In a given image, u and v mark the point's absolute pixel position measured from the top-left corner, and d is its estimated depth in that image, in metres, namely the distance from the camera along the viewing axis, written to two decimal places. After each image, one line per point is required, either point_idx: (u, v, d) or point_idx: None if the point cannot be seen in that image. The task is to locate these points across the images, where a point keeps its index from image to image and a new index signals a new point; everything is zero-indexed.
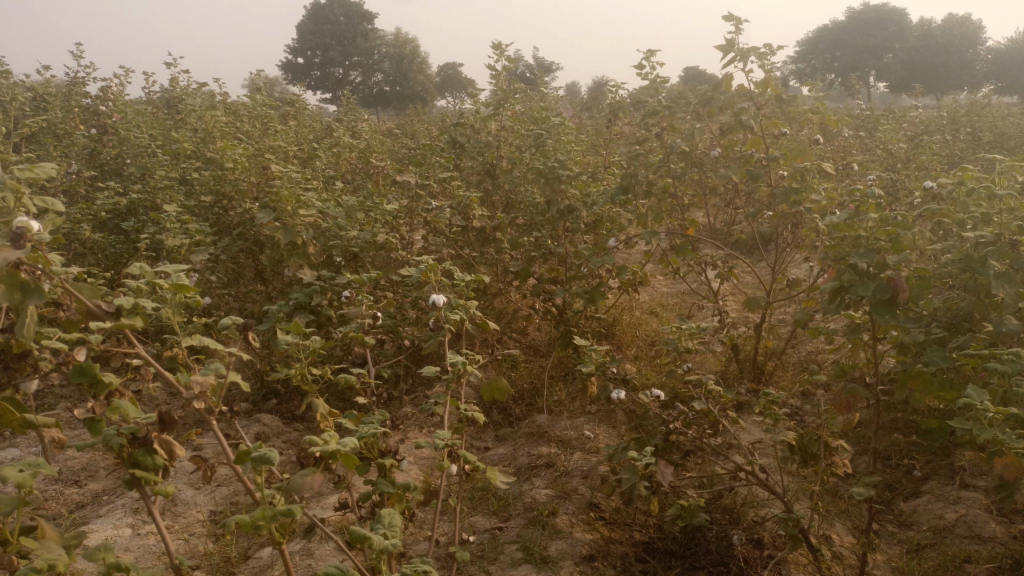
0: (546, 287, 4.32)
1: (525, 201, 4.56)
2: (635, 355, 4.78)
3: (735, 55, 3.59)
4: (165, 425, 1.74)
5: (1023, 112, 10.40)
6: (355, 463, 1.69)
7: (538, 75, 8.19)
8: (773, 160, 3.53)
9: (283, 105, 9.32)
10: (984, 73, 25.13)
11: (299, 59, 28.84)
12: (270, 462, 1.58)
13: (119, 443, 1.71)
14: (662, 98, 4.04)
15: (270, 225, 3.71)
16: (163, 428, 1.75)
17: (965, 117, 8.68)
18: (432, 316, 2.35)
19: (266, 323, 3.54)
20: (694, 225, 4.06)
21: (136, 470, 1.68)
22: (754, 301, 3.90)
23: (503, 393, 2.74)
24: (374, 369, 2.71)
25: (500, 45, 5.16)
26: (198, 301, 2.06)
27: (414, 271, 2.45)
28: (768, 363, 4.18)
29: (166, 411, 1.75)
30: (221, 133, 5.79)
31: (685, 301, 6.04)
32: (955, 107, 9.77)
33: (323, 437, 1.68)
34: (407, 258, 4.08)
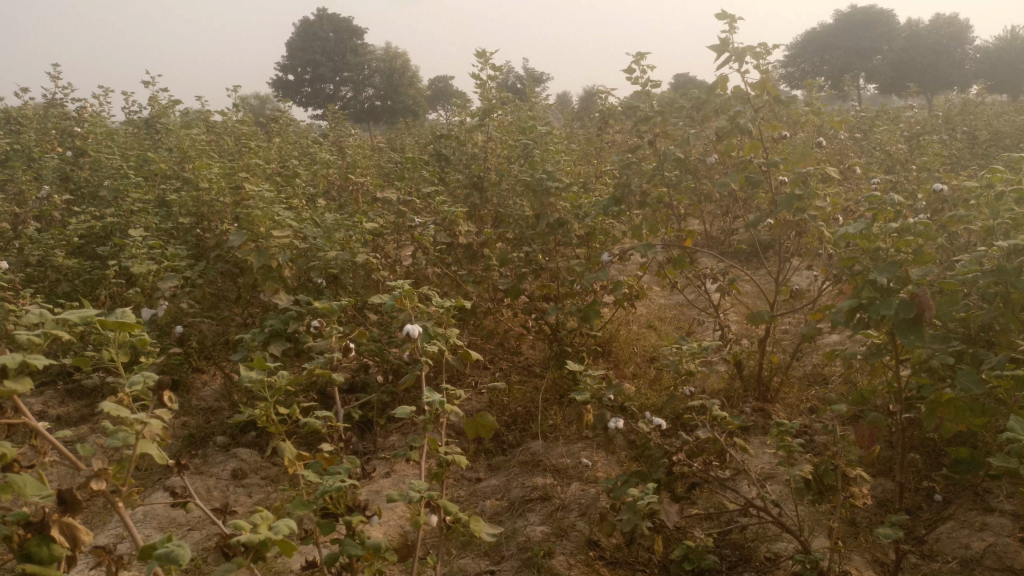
0: (537, 305, 4.11)
1: (513, 215, 4.36)
2: (633, 373, 4.58)
3: (729, 55, 3.40)
4: (67, 507, 1.66)
5: (1018, 111, 10.27)
6: (293, 550, 1.58)
7: (525, 85, 8.00)
8: (774, 165, 3.33)
9: (268, 122, 9.13)
10: (974, 73, 25.11)
11: (289, 76, 28.72)
12: (178, 561, 1.46)
13: (11, 529, 1.57)
14: (654, 103, 3.84)
15: (243, 248, 3.50)
16: (64, 510, 1.66)
17: (962, 117, 8.54)
18: (405, 347, 2.13)
19: (241, 353, 3.33)
20: (691, 236, 3.86)
21: (32, 561, 1.56)
22: (758, 316, 3.67)
23: (489, 431, 2.53)
24: (342, 412, 2.48)
25: (484, 53, 4.97)
26: (144, 339, 1.99)
27: (387, 298, 2.24)
28: (773, 379, 3.98)
29: (67, 492, 1.66)
30: (199, 152, 5.58)
31: (683, 314, 5.84)
32: (950, 107, 9.63)
33: (250, 523, 1.54)
34: (390, 278, 3.88)
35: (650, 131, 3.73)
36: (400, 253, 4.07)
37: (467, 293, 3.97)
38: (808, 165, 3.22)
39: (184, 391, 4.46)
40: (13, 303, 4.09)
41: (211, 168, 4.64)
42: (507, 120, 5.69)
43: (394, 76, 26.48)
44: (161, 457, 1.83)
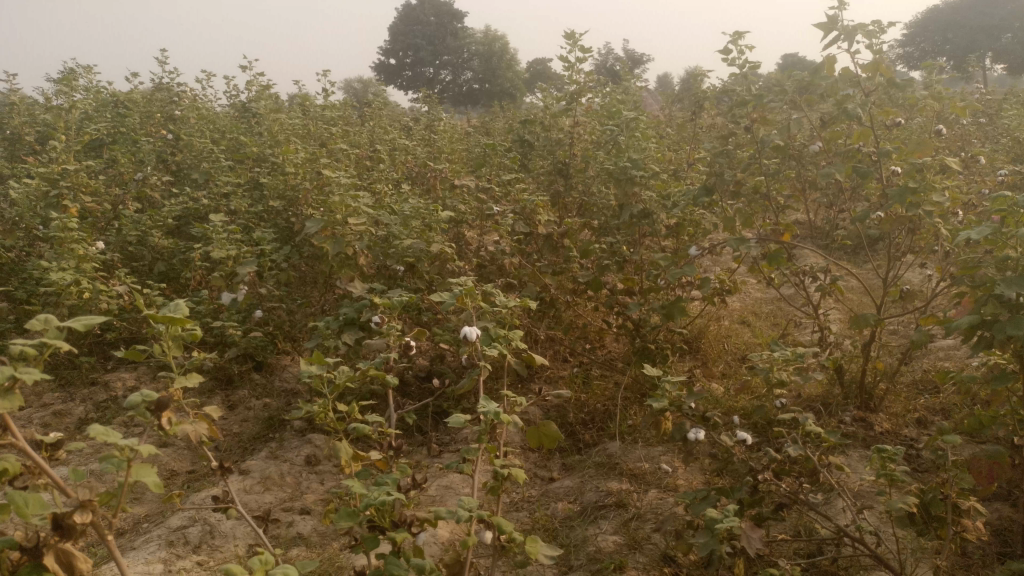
0: (620, 299, 3.93)
1: (598, 204, 4.18)
2: (722, 374, 4.34)
3: (837, 33, 3.10)
4: (64, 533, 1.65)
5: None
6: None
7: (619, 67, 7.74)
8: (885, 155, 3.02)
9: (362, 107, 9.21)
10: None
11: (389, 60, 29.16)
12: None
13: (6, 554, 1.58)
14: (752, 87, 3.57)
15: (319, 235, 3.45)
16: (61, 536, 1.65)
17: None
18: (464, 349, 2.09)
19: (314, 341, 3.30)
20: (789, 229, 3.57)
21: None
22: (862, 318, 3.36)
23: (552, 440, 2.48)
24: (397, 414, 2.48)
25: (573, 34, 4.77)
26: (197, 333, 2.03)
27: (448, 295, 2.25)
28: (877, 387, 3.66)
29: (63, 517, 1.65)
30: (289, 136, 5.63)
31: (778, 310, 5.51)
32: None
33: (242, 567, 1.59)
34: (467, 268, 3.77)
35: (747, 115, 3.46)
36: (478, 242, 3.95)
37: (546, 286, 3.82)
38: (926, 156, 2.94)
39: (266, 374, 4.51)
40: (105, 285, 4.21)
41: (296, 152, 4.65)
42: (596, 104, 5.48)
43: (492, 59, 26.45)
44: (159, 487, 1.86)
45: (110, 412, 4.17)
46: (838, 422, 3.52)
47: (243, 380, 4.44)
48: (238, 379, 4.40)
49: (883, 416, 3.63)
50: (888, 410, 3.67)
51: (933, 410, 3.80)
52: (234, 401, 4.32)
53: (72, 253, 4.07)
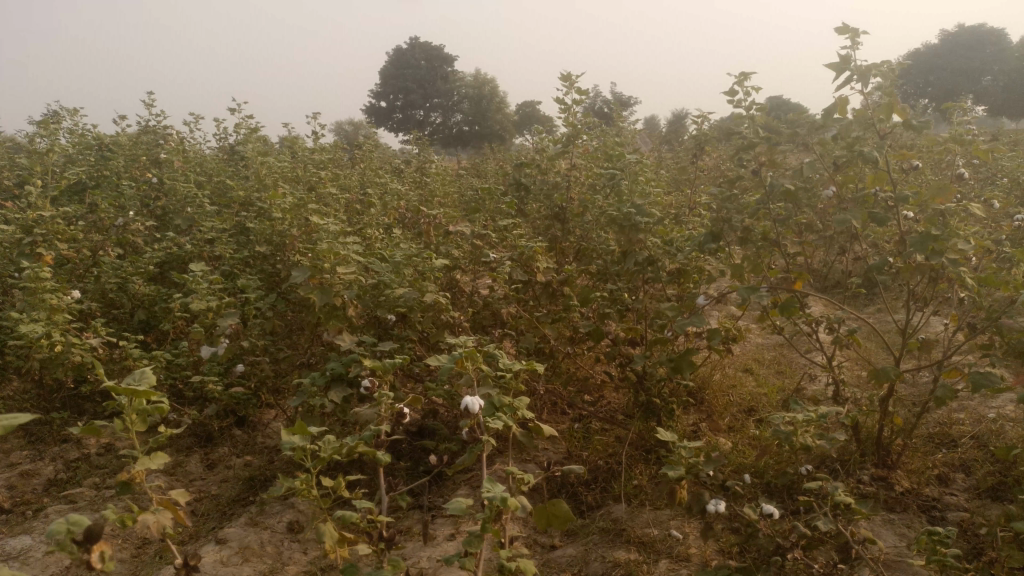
0: (622, 350, 3.74)
1: (598, 250, 4.01)
2: (728, 428, 4.15)
3: (850, 74, 2.97)
4: None
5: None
6: None
7: (612, 109, 7.67)
8: (904, 201, 2.87)
9: (351, 149, 9.10)
10: None
11: (380, 102, 29.29)
12: None
13: None
14: (759, 129, 3.43)
15: (306, 285, 3.25)
16: None
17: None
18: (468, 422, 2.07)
19: (299, 399, 3.08)
20: (800, 277, 3.41)
21: None
22: (881, 372, 3.17)
23: (563, 521, 2.30)
24: (386, 492, 2.34)
25: (569, 75, 4.66)
26: (162, 407, 1.92)
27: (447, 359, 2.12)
28: (895, 444, 3.47)
29: None
30: (277, 180, 5.47)
31: (781, 357, 5.34)
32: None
33: None
34: (463, 318, 3.58)
35: (755, 158, 3.31)
36: (473, 290, 3.76)
37: (546, 337, 3.62)
38: (948, 202, 2.80)
39: (249, 429, 4.28)
40: (78, 337, 3.98)
41: (284, 196, 4.47)
42: (592, 146, 5.36)
43: (483, 102, 26.61)
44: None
45: (81, 473, 3.91)
46: (857, 482, 3.32)
47: (224, 436, 4.20)
48: (219, 435, 4.17)
49: (902, 474, 3.43)
50: (907, 468, 3.48)
51: (953, 466, 3.61)
52: (213, 459, 4.08)
53: (44, 304, 3.85)
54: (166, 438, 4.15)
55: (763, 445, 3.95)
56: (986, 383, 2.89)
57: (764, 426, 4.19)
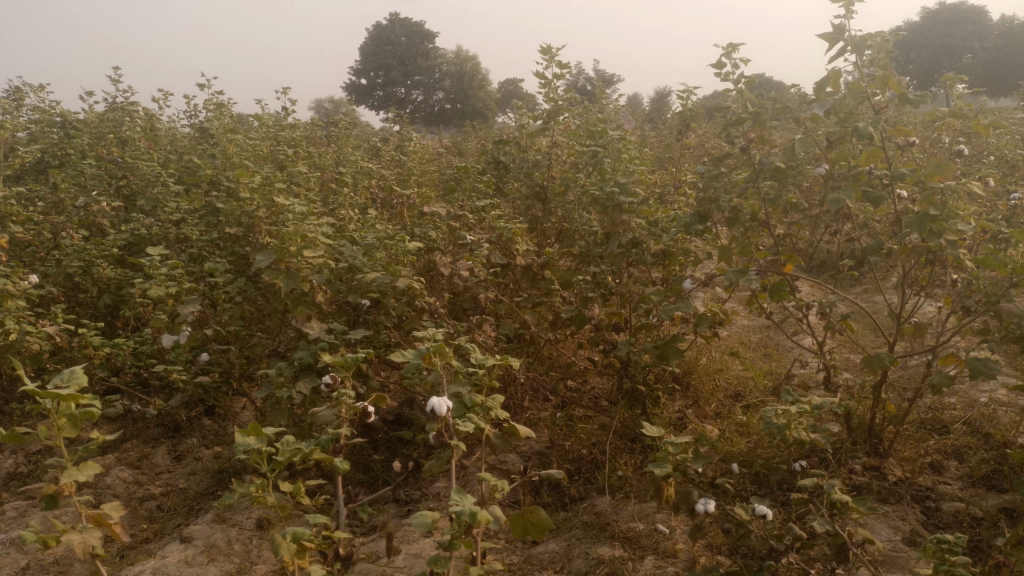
0: (606, 336, 3.60)
1: (581, 231, 3.86)
2: (714, 415, 4.04)
3: (844, 44, 2.82)
4: None
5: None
6: None
7: (595, 86, 7.49)
8: (900, 180, 2.74)
9: (329, 126, 8.86)
10: None
11: (361, 80, 28.85)
12: None
13: None
14: (748, 104, 3.27)
15: (271, 269, 3.07)
16: None
17: None
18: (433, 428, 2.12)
19: (265, 391, 2.91)
20: (791, 260, 3.27)
21: None
22: (874, 359, 3.02)
23: (541, 530, 2.22)
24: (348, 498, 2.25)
25: (549, 48, 4.47)
26: (94, 413, 2.07)
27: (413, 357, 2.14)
28: (887, 430, 3.37)
29: None
30: (247, 158, 5.25)
31: (768, 340, 5.23)
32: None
33: None
34: (439, 303, 3.42)
35: (745, 134, 3.16)
36: (450, 274, 3.60)
37: (526, 322, 3.47)
38: (947, 180, 2.68)
39: (219, 419, 4.10)
40: (34, 324, 3.77)
41: (252, 175, 4.28)
42: (574, 123, 5.19)
43: (465, 79, 26.25)
44: None
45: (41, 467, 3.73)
46: (848, 471, 3.21)
47: (192, 427, 4.00)
48: (187, 426, 3.97)
49: (894, 463, 3.33)
50: (899, 456, 3.38)
51: (945, 453, 3.51)
52: (181, 451, 3.89)
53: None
54: (131, 430, 3.95)
55: (752, 432, 3.83)
56: (985, 371, 2.74)
57: (752, 412, 4.08)
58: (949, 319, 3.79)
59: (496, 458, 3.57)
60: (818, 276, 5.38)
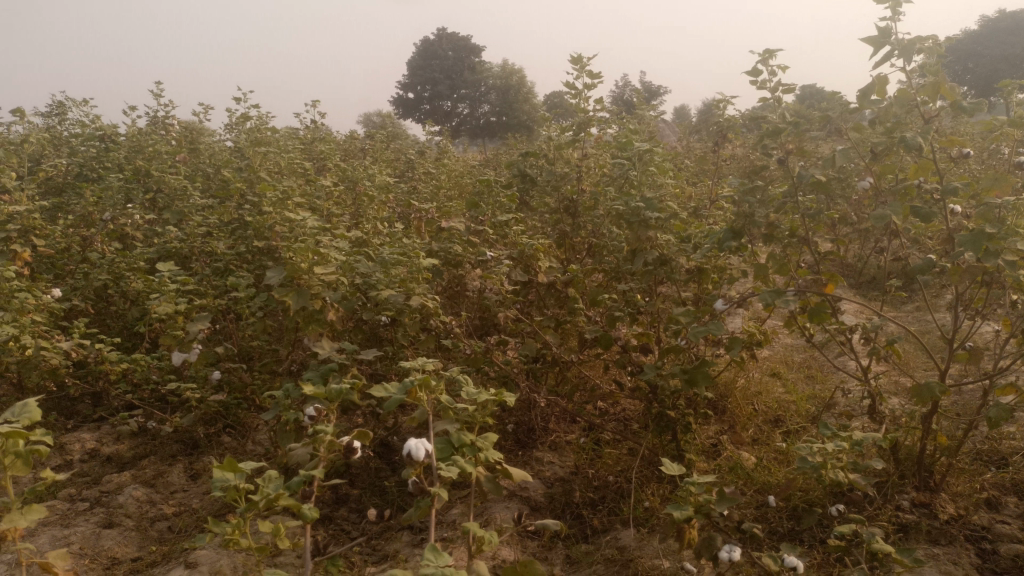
0: (633, 358, 3.40)
1: (609, 246, 3.68)
2: (751, 441, 3.81)
3: (890, 49, 2.61)
4: None
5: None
6: None
7: (632, 97, 7.31)
8: (953, 195, 2.50)
9: (365, 139, 8.82)
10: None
11: (406, 94, 29.05)
12: None
13: None
14: (786, 113, 3.06)
15: (281, 286, 2.95)
16: None
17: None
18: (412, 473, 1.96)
19: (271, 413, 2.78)
20: (834, 280, 3.03)
21: None
22: (923, 388, 2.77)
23: None
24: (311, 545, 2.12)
25: (580, 58, 4.32)
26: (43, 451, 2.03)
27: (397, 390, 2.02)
28: (939, 463, 3.11)
29: None
30: (275, 171, 5.18)
31: (811, 361, 4.97)
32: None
33: None
34: (457, 322, 3.27)
35: (782, 146, 2.96)
36: (470, 292, 3.45)
37: (548, 343, 3.30)
38: (1006, 195, 2.44)
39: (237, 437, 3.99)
40: (51, 339, 3.70)
41: (274, 188, 4.20)
42: (607, 135, 5.02)
43: (509, 92, 26.27)
44: None
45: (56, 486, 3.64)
46: (894, 508, 2.97)
47: (211, 445, 3.84)
48: (204, 443, 3.80)
49: (946, 499, 3.07)
50: (952, 491, 3.12)
51: (1002, 488, 3.24)
52: (198, 468, 3.70)
53: (14, 305, 3.58)
54: (150, 447, 3.85)
55: (792, 460, 3.59)
56: None
57: (792, 439, 3.83)
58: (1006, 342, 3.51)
59: (518, 484, 3.39)
60: (865, 294, 5.11)
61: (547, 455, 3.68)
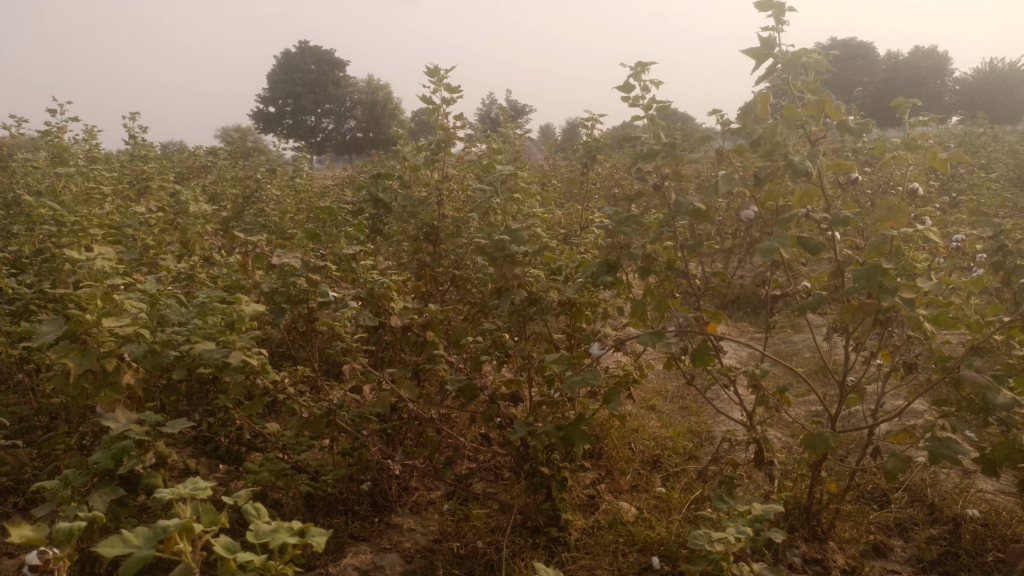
0: (500, 409, 3.00)
1: (473, 280, 3.28)
2: (630, 489, 3.49)
3: (773, 62, 2.37)
4: None
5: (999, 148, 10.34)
6: None
7: (499, 116, 6.99)
8: (843, 225, 2.27)
9: (207, 156, 8.05)
10: (952, 105, 26.62)
11: (266, 108, 27.75)
12: None
13: None
14: (660, 133, 2.77)
15: (60, 344, 2.35)
16: None
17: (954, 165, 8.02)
18: None
19: (45, 510, 2.19)
20: (716, 318, 2.74)
21: None
22: (816, 439, 2.53)
23: None
24: None
25: (437, 70, 3.91)
26: None
27: (160, 527, 1.42)
28: (825, 510, 2.89)
29: None
30: (85, 194, 4.45)
31: (686, 390, 4.77)
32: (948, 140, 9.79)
33: None
34: (292, 377, 2.76)
35: (657, 169, 2.67)
36: (310, 339, 2.94)
37: (403, 396, 2.85)
38: (900, 226, 2.25)
39: None
40: None
41: (75, 216, 3.52)
42: (470, 155, 4.64)
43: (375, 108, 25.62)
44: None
45: None
46: (785, 565, 2.70)
47: None
48: None
49: (835, 548, 2.86)
50: (839, 538, 2.92)
51: (888, 530, 3.05)
52: None
53: None
54: None
55: (673, 509, 3.29)
56: (947, 455, 2.26)
57: (672, 482, 3.55)
58: (885, 373, 3.37)
59: (371, 561, 2.92)
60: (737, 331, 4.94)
61: (408, 520, 3.22)
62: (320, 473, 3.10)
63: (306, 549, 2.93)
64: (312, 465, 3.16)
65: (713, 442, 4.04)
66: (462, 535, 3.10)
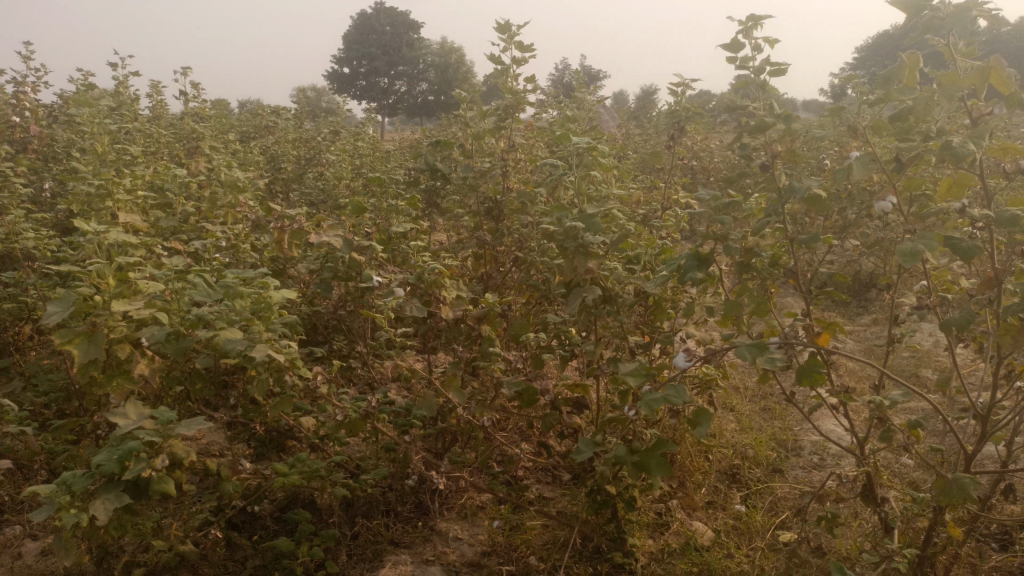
0: (563, 416, 2.62)
1: (538, 265, 2.89)
2: (705, 507, 3.07)
3: (929, 15, 1.88)
4: None
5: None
6: None
7: (574, 81, 6.54)
8: (1012, 228, 1.78)
9: (270, 117, 7.81)
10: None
11: (339, 69, 27.68)
12: None
13: None
14: (772, 103, 2.31)
15: (67, 328, 2.06)
16: None
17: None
18: None
19: (41, 517, 1.92)
20: (829, 327, 2.28)
21: None
22: (952, 486, 2.03)
23: None
24: None
25: (507, 25, 3.49)
26: None
27: None
28: (944, 555, 2.42)
29: None
30: (134, 155, 4.21)
31: (769, 389, 4.30)
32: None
33: None
34: (328, 371, 2.43)
35: (768, 146, 2.20)
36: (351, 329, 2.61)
37: (452, 397, 2.50)
38: None
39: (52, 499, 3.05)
40: None
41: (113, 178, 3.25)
42: (540, 122, 4.24)
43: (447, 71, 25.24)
44: None
45: None
46: None
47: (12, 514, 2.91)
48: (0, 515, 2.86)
49: None
50: None
51: None
52: None
53: None
54: None
55: (755, 535, 2.85)
56: None
57: (754, 501, 3.12)
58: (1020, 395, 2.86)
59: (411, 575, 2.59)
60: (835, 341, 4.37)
61: (454, 527, 2.87)
62: (358, 470, 2.78)
63: (339, 557, 2.62)
64: (351, 461, 2.84)
65: (801, 453, 3.58)
66: (513, 550, 2.74)
